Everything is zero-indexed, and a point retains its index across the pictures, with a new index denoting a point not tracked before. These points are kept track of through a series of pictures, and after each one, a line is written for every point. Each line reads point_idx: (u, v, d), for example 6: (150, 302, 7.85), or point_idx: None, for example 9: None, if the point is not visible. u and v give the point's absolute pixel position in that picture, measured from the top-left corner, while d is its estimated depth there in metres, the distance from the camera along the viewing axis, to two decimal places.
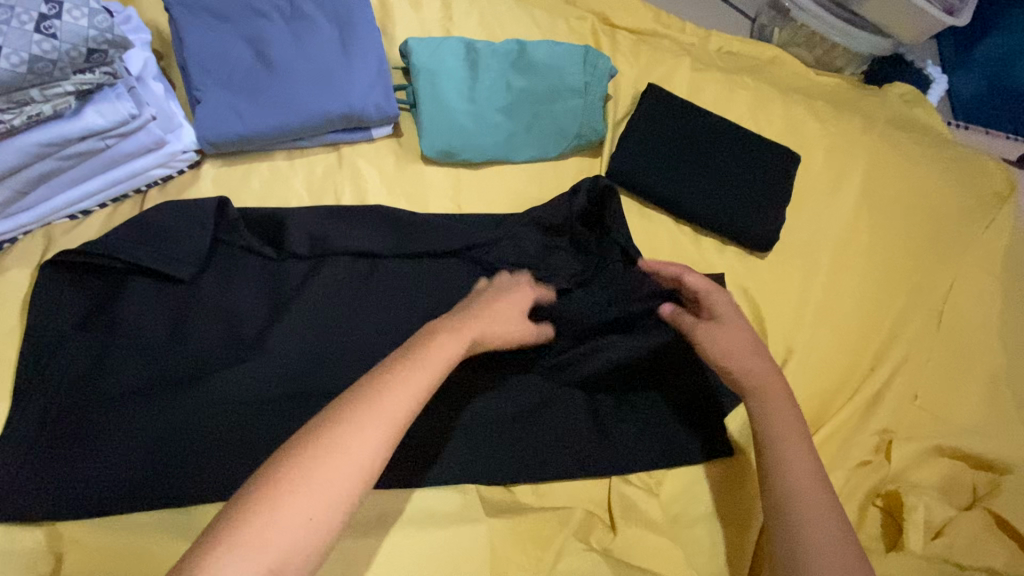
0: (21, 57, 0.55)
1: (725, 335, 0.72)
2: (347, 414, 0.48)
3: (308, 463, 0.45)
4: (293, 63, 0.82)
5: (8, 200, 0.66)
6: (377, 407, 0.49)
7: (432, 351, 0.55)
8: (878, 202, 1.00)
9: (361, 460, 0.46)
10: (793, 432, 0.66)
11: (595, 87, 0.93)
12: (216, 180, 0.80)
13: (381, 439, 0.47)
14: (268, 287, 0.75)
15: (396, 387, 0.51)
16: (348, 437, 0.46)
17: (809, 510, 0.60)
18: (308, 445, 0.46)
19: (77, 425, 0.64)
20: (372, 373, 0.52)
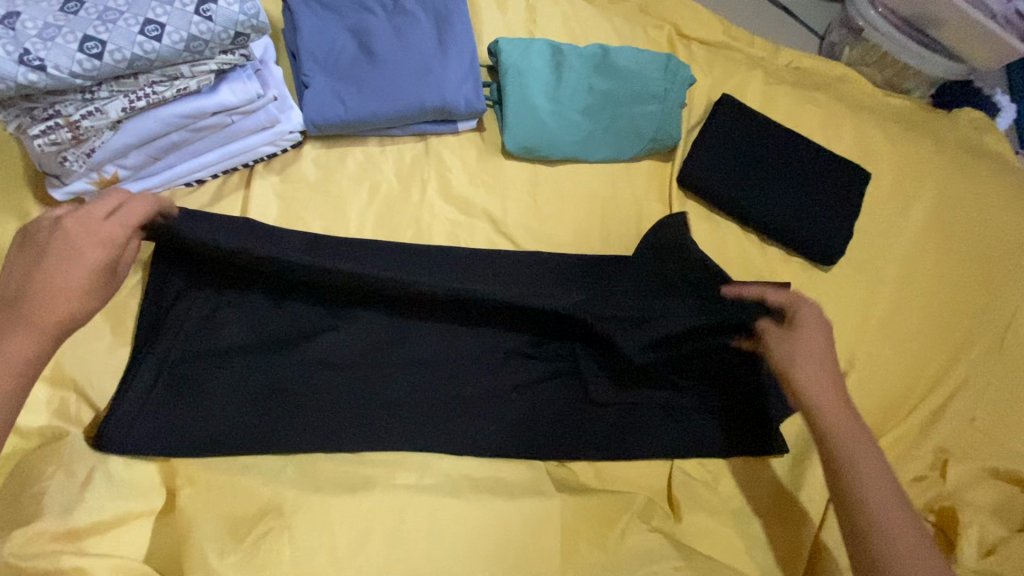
0: (180, 35, 0.61)
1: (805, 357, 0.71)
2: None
3: None
4: (394, 55, 0.87)
5: (142, 164, 0.73)
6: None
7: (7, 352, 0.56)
8: (945, 224, 1.00)
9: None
10: (861, 434, 0.68)
11: (674, 94, 0.96)
12: (316, 160, 0.86)
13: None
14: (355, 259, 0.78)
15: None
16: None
17: (882, 524, 0.63)
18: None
19: (187, 378, 0.69)
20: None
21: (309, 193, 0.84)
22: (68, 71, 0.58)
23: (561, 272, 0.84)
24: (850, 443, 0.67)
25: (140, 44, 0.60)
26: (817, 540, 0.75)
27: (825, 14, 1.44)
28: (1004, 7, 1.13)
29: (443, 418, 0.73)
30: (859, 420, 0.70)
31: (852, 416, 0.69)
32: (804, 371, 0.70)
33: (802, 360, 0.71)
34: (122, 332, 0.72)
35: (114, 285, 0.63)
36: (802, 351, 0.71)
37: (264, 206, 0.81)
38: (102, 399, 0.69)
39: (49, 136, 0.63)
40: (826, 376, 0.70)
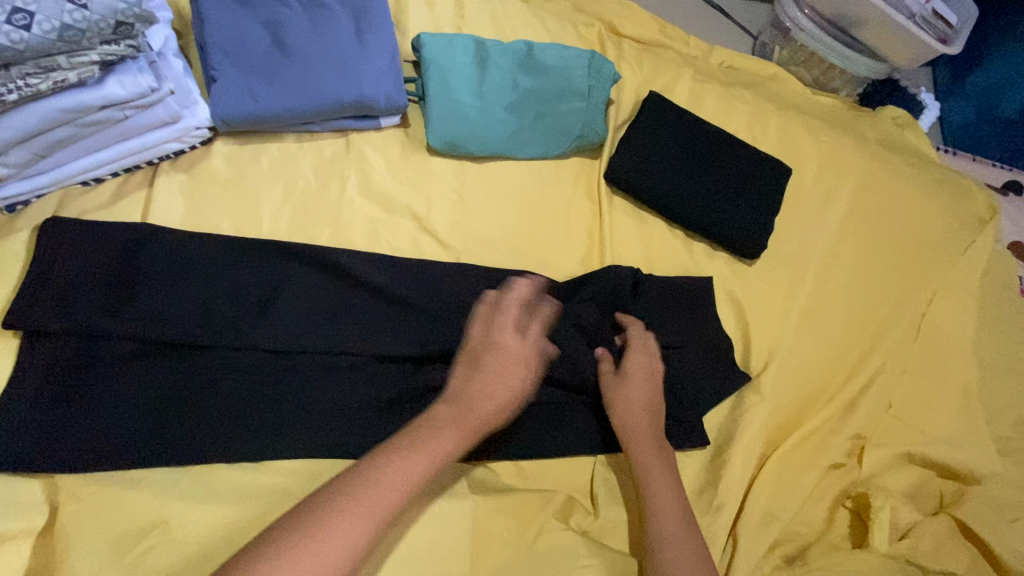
0: (52, 24, 0.57)
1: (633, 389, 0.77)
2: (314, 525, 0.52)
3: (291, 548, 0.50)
4: (309, 49, 0.85)
5: (27, 161, 0.69)
6: (385, 488, 0.56)
7: (419, 450, 0.60)
8: (865, 218, 1.04)
9: (326, 558, 0.50)
10: (661, 469, 0.72)
11: (599, 91, 0.96)
12: (228, 157, 0.83)
13: (372, 518, 0.54)
14: (266, 268, 0.76)
15: (384, 487, 0.56)
16: (334, 532, 0.52)
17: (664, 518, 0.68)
18: (296, 536, 0.51)
19: (78, 384, 0.66)
20: (353, 479, 0.56)
21: (219, 192, 0.81)
22: None
23: (481, 279, 0.84)
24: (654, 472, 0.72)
25: (5, 33, 0.56)
26: (731, 552, 0.76)
27: (758, 15, 1.48)
28: (921, 8, 1.18)
29: (349, 426, 0.71)
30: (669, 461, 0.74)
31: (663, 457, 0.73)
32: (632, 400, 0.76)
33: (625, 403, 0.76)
34: (4, 339, 0.67)
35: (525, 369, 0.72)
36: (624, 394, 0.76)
37: (169, 206, 0.78)
38: None
39: None
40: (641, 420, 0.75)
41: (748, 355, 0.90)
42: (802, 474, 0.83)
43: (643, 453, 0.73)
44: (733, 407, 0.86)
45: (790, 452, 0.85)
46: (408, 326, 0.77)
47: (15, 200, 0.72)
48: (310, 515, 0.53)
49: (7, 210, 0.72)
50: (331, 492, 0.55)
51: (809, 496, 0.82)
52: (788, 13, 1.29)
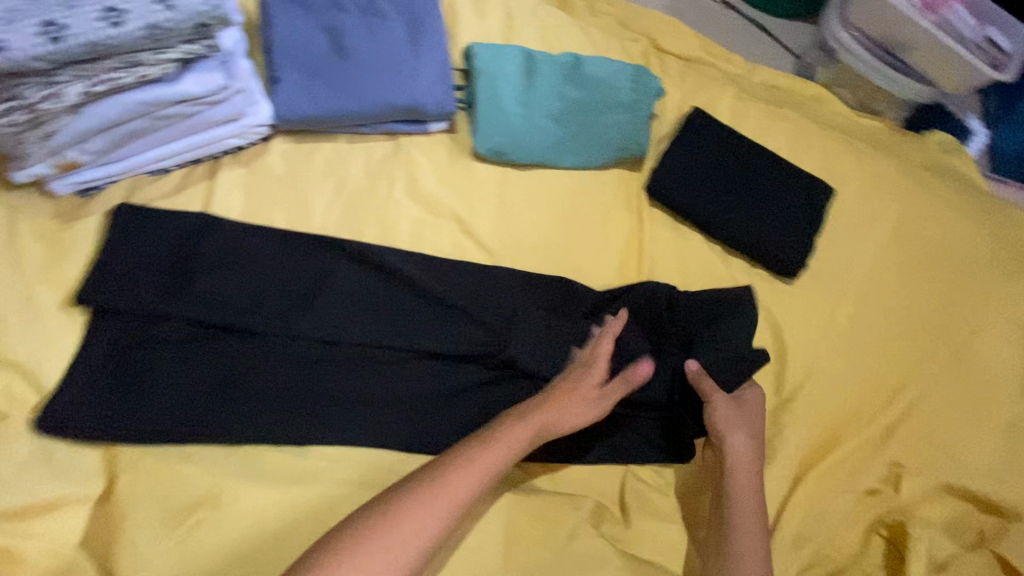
0: (142, 23, 0.62)
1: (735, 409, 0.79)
2: (394, 509, 0.56)
3: (373, 533, 0.54)
4: (366, 55, 0.89)
5: (103, 150, 0.73)
6: (455, 484, 0.59)
7: (496, 447, 0.64)
8: (909, 242, 1.02)
9: (408, 544, 0.55)
10: (749, 486, 0.75)
11: (643, 105, 0.98)
12: (285, 154, 0.87)
13: (440, 516, 0.57)
14: (312, 262, 0.79)
15: (460, 479, 0.60)
16: (414, 519, 0.56)
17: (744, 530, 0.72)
18: (377, 519, 0.55)
19: (139, 360, 0.69)
20: (432, 470, 0.60)
21: (276, 187, 0.84)
22: (26, 54, 0.58)
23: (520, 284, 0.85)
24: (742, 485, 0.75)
25: (101, 30, 0.60)
26: None
27: (801, 34, 1.47)
28: (974, 35, 1.17)
29: (386, 417, 0.73)
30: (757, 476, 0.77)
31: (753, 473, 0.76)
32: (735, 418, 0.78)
33: (726, 427, 0.77)
34: (73, 314, 0.71)
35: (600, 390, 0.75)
36: (744, 426, 0.78)
37: (229, 198, 0.82)
38: (50, 380, 0.68)
39: (7, 118, 0.62)
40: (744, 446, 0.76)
41: (783, 374, 0.90)
42: (836, 497, 0.82)
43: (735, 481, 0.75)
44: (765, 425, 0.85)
45: (825, 474, 0.83)
46: (447, 323, 0.79)
47: (90, 185, 0.76)
48: (391, 505, 0.56)
49: (82, 194, 0.77)
50: (412, 481, 0.59)
51: (843, 521, 0.81)
52: (834, 34, 1.29)
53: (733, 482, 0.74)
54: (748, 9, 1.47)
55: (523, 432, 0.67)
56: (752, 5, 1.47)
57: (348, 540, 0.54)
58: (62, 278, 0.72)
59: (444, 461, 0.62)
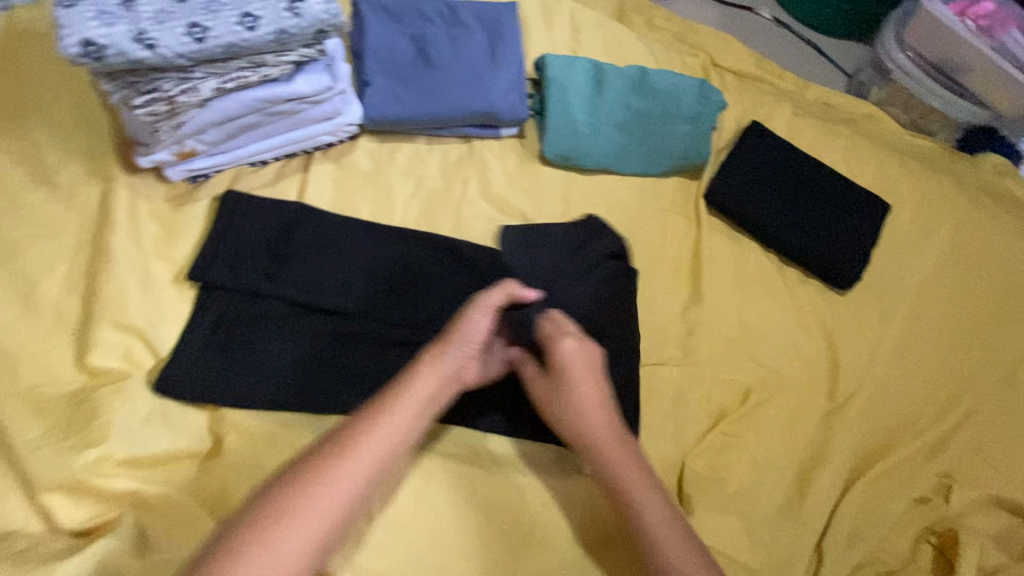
0: (272, 27, 0.68)
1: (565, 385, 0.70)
2: (298, 497, 0.53)
3: (271, 526, 0.51)
4: (449, 62, 0.95)
5: (218, 141, 0.80)
6: (338, 467, 0.56)
7: (387, 416, 0.60)
8: (962, 261, 1.04)
9: (306, 533, 0.52)
10: (642, 482, 0.65)
11: (705, 117, 1.02)
12: (370, 152, 0.93)
13: (342, 499, 0.55)
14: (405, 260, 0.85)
15: (362, 460, 0.56)
16: (284, 502, 0.53)
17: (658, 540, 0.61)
18: (268, 508, 0.52)
19: (244, 335, 0.76)
20: (326, 451, 0.57)
21: (361, 181, 0.91)
22: (174, 50, 0.65)
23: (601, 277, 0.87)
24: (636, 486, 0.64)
25: (237, 33, 0.67)
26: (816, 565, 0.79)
27: (855, 55, 1.50)
28: None
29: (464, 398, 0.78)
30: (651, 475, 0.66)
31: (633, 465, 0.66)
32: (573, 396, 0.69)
33: (578, 410, 0.69)
34: (185, 288, 0.78)
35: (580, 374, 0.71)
36: (568, 397, 0.69)
37: (321, 190, 0.89)
38: (165, 346, 0.75)
39: (149, 107, 0.70)
40: (597, 428, 0.68)
41: (835, 381, 0.92)
42: (886, 503, 0.84)
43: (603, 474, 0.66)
44: (818, 430, 0.88)
45: (874, 481, 0.86)
46: None
47: (200, 172, 0.84)
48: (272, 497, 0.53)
49: (192, 180, 0.84)
50: (304, 465, 0.56)
51: (892, 527, 0.83)
52: (890, 55, 1.31)
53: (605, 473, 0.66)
54: (803, 29, 1.51)
55: (418, 390, 0.62)
56: (807, 26, 1.51)
57: (239, 538, 0.51)
58: (175, 255, 0.80)
59: (335, 442, 0.58)
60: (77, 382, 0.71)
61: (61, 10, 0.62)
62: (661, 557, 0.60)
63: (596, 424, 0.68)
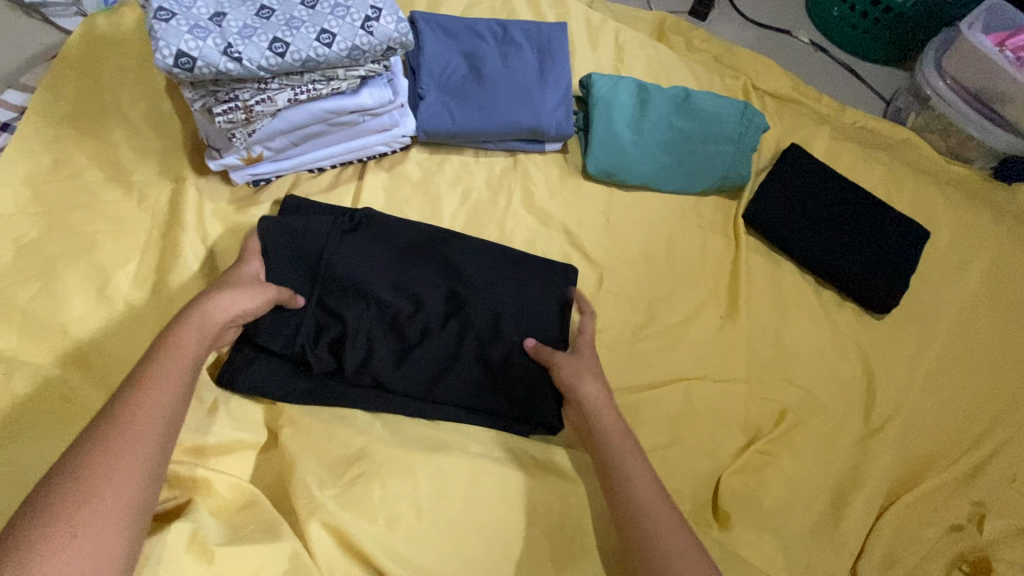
0: (347, 44, 0.72)
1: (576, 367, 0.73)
2: (75, 480, 0.48)
3: (70, 516, 0.46)
4: (499, 78, 0.98)
5: (282, 148, 0.84)
6: (116, 437, 0.51)
7: (167, 376, 0.57)
8: (998, 290, 1.04)
9: (116, 505, 0.48)
10: (637, 464, 0.66)
11: (747, 139, 1.04)
12: (420, 163, 0.97)
13: (140, 461, 0.51)
14: (464, 247, 0.84)
15: (135, 422, 0.53)
16: (89, 485, 0.48)
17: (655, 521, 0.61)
18: (53, 500, 0.46)
19: (333, 351, 0.74)
20: (90, 434, 0.51)
21: (411, 190, 0.95)
22: (257, 64, 0.69)
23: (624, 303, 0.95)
24: (632, 471, 0.65)
25: (315, 48, 0.71)
26: None
27: (892, 80, 1.51)
28: None
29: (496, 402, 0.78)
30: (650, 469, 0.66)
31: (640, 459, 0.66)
32: (583, 383, 0.72)
33: (590, 398, 0.71)
34: None
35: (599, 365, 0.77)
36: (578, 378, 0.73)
37: (374, 198, 0.92)
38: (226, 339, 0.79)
39: (228, 116, 0.74)
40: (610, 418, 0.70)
41: (869, 405, 0.93)
42: (918, 530, 0.85)
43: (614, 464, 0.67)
44: (853, 452, 0.89)
45: (907, 506, 0.87)
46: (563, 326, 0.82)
47: (261, 177, 0.88)
48: (52, 489, 0.47)
49: (253, 183, 0.88)
50: (72, 455, 0.50)
51: (925, 554, 0.84)
52: (929, 82, 1.32)
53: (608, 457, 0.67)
54: (840, 53, 1.52)
55: (186, 347, 0.60)
56: (844, 50, 1.53)
57: (35, 523, 0.45)
58: (235, 256, 0.83)
59: (107, 419, 0.52)
60: None
61: (157, 23, 0.67)
62: (656, 544, 0.60)
63: (599, 403, 0.71)
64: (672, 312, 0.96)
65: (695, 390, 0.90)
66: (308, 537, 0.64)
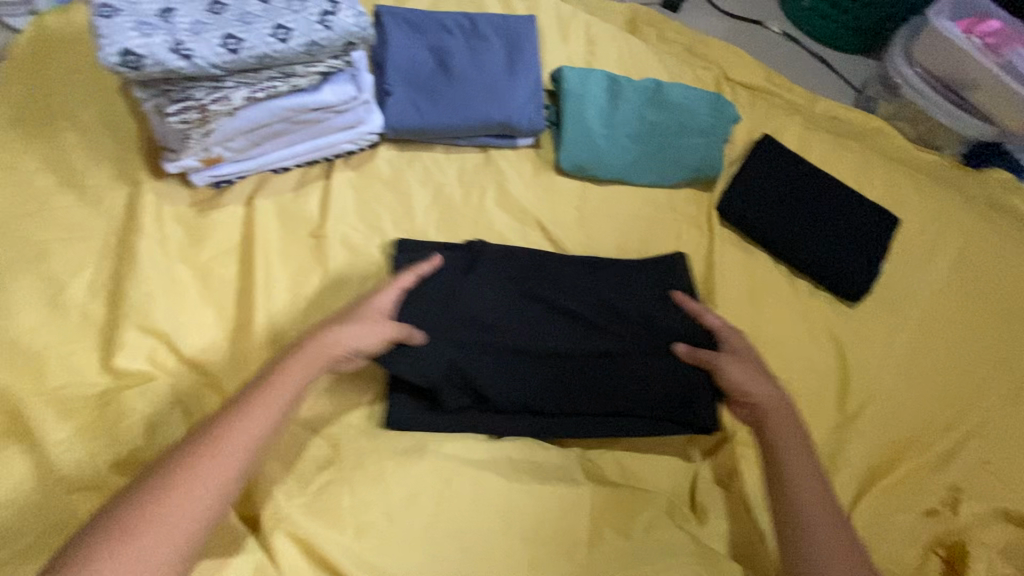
0: (304, 40, 0.70)
1: (750, 376, 0.77)
2: (162, 494, 0.59)
3: (153, 524, 0.57)
4: (468, 73, 0.97)
5: (243, 147, 0.82)
6: (189, 482, 0.60)
7: (259, 415, 0.65)
8: (968, 276, 1.05)
9: (184, 524, 0.58)
10: (806, 464, 0.69)
11: (718, 130, 1.04)
12: (390, 160, 0.95)
13: (212, 488, 0.61)
14: (548, 265, 0.88)
15: (226, 453, 0.63)
16: (171, 505, 0.58)
17: (814, 510, 0.65)
18: (142, 506, 0.57)
19: (472, 387, 0.77)
20: (193, 452, 0.62)
21: (380, 188, 0.92)
22: (209, 61, 0.67)
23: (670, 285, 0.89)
24: (794, 465, 0.69)
25: (270, 44, 0.69)
26: None
27: (863, 69, 1.52)
28: None
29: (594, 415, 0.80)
30: (816, 463, 0.70)
31: (808, 456, 0.70)
32: (754, 387, 0.76)
33: (765, 400, 0.75)
34: (207, 292, 0.80)
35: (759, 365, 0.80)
36: (744, 378, 0.76)
37: (342, 197, 0.90)
38: (187, 346, 0.76)
39: (182, 116, 0.71)
40: (791, 421, 0.73)
41: (844, 394, 0.93)
42: (894, 516, 0.86)
43: (778, 451, 0.71)
44: (829, 441, 0.90)
45: (884, 492, 0.87)
46: (651, 337, 0.85)
47: (223, 178, 0.85)
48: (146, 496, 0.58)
49: (215, 185, 0.85)
50: (170, 469, 0.60)
51: (902, 539, 0.85)
52: (897, 71, 1.33)
53: (785, 455, 0.70)
54: (811, 43, 1.53)
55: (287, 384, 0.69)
56: (816, 40, 1.53)
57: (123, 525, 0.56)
58: (195, 261, 0.81)
59: (205, 444, 0.62)
60: (101, 383, 0.72)
61: (101, 20, 0.65)
62: (817, 536, 0.64)
63: (765, 394, 0.75)
64: None
65: None
66: (274, 549, 0.63)
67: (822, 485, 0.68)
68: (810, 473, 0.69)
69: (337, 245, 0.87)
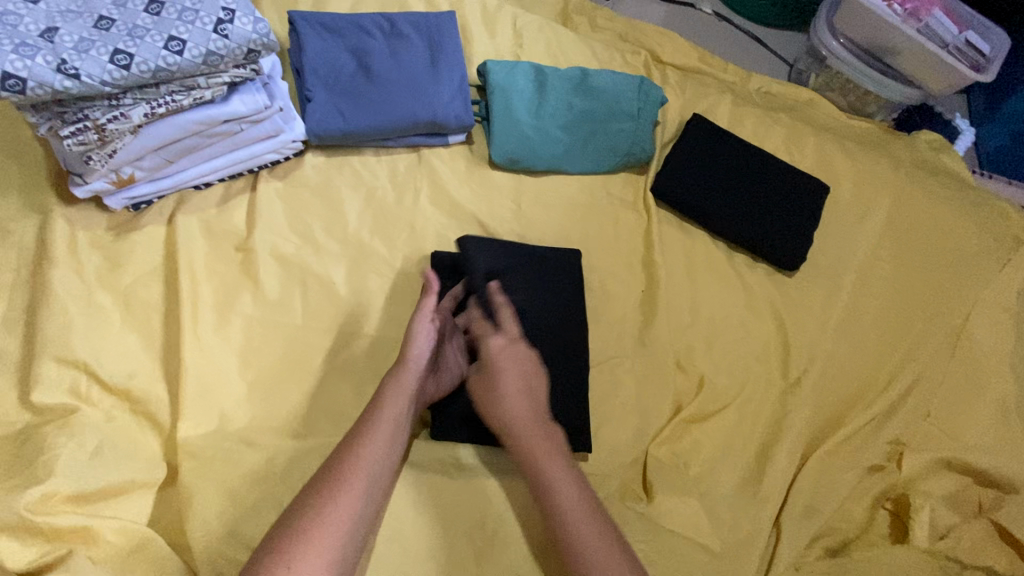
0: (200, 50, 0.69)
1: (506, 387, 0.76)
2: (307, 517, 0.60)
3: (309, 540, 0.59)
4: (389, 73, 0.95)
5: (157, 165, 0.80)
6: (348, 498, 0.63)
7: (381, 430, 0.68)
8: (901, 235, 1.08)
9: (331, 537, 0.60)
10: (559, 469, 0.72)
11: (646, 113, 1.05)
12: (317, 167, 0.93)
13: (355, 502, 0.63)
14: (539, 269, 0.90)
15: (353, 470, 0.64)
16: (330, 517, 0.61)
17: (572, 524, 0.68)
18: (295, 529, 0.59)
19: None
20: (327, 476, 0.64)
21: (310, 196, 0.90)
22: (99, 79, 0.66)
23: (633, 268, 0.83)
24: (555, 478, 0.71)
25: (164, 57, 0.68)
26: (775, 542, 0.83)
27: (794, 43, 1.55)
28: (954, 39, 1.22)
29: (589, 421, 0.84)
30: (572, 465, 0.73)
31: (560, 460, 0.72)
32: (503, 402, 0.75)
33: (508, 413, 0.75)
34: (130, 317, 0.77)
35: (516, 366, 0.77)
36: (497, 394, 0.76)
37: (270, 208, 0.88)
38: (110, 375, 0.73)
39: (77, 137, 0.70)
40: (535, 431, 0.74)
41: (787, 362, 0.95)
42: (840, 475, 0.89)
43: (535, 459, 0.73)
44: (775, 410, 0.92)
45: (830, 453, 0.90)
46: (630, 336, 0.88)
47: (140, 200, 0.82)
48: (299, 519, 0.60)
49: (133, 208, 0.83)
50: (306, 496, 0.62)
51: (846, 496, 0.88)
52: (823, 42, 1.35)
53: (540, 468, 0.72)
54: (742, 20, 1.55)
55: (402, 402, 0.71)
56: (745, 18, 1.56)
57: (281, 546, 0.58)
58: (116, 287, 0.78)
59: (331, 468, 0.65)
60: (22, 420, 0.70)
61: None
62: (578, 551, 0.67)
63: (518, 407, 0.75)
64: (590, 293, 0.95)
65: (620, 369, 0.90)
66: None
67: (583, 492, 0.71)
68: (550, 476, 0.71)
69: (266, 257, 0.84)
